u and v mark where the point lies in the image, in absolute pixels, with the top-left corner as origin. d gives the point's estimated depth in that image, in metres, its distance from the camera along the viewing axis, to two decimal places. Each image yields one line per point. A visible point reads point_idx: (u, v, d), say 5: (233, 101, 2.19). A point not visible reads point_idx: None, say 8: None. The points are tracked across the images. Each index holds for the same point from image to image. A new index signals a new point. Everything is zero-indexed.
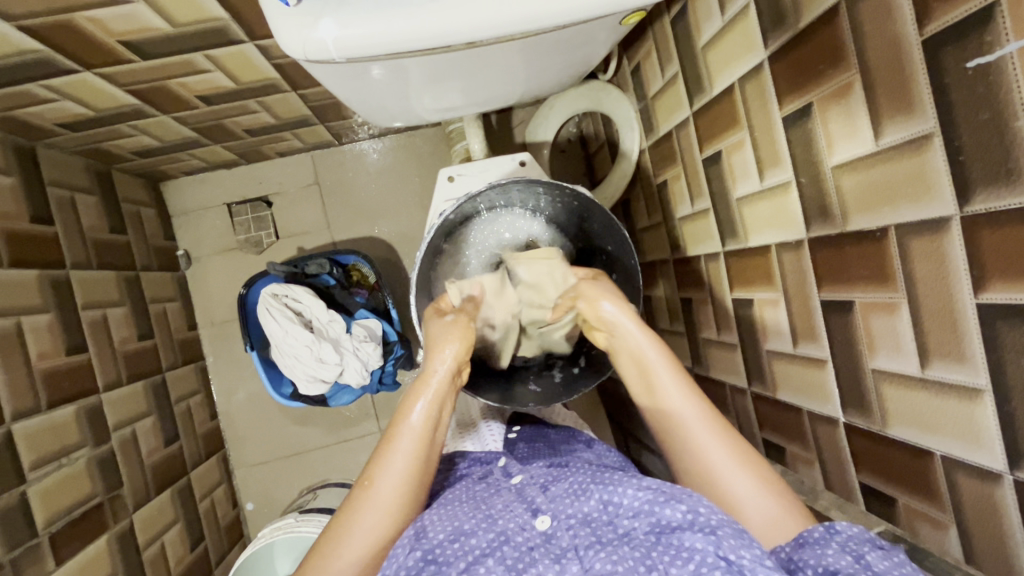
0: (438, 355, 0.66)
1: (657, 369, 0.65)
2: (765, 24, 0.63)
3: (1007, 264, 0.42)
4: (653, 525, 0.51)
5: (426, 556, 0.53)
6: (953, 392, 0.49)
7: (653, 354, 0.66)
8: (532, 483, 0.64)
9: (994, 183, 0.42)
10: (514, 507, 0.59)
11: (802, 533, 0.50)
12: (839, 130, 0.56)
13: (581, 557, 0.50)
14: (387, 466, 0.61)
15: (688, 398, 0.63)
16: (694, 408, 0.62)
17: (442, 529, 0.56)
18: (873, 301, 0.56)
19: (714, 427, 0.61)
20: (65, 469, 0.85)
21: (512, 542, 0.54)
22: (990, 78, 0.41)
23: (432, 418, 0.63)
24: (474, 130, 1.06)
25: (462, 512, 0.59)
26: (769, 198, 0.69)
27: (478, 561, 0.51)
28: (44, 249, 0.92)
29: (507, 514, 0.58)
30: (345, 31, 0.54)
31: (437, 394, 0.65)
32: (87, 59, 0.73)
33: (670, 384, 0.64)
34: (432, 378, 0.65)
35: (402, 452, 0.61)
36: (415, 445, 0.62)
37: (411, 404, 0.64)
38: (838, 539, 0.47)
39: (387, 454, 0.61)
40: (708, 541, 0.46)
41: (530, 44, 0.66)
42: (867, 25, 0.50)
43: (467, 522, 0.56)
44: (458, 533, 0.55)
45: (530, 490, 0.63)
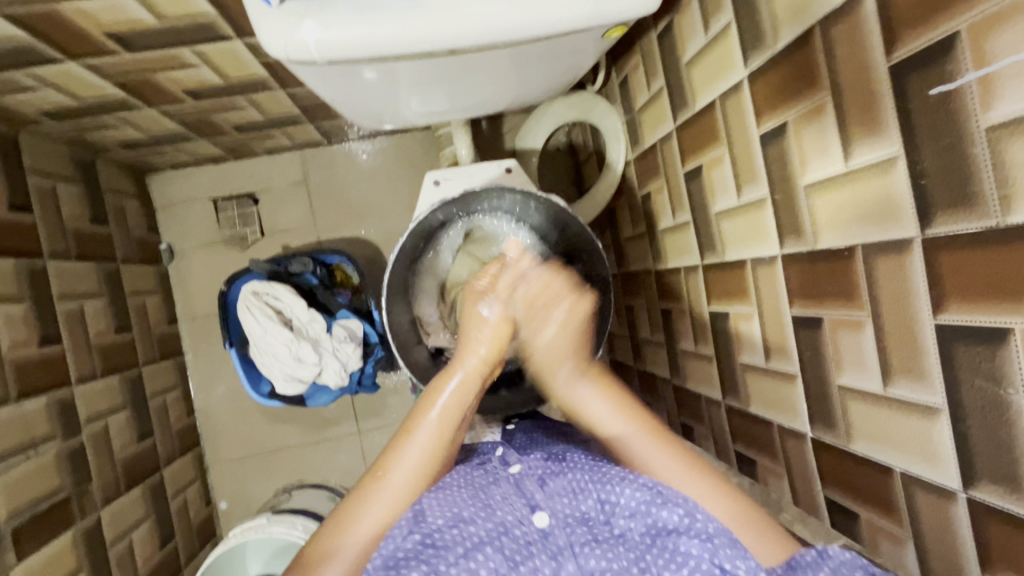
0: (471, 350, 0.67)
1: (596, 403, 0.67)
2: (746, 43, 0.65)
3: (964, 287, 0.43)
4: (648, 528, 0.53)
5: (425, 540, 0.53)
6: (912, 410, 0.50)
7: (584, 387, 0.68)
8: (531, 474, 0.61)
9: (954, 207, 0.43)
10: (513, 499, 0.58)
11: (794, 557, 0.50)
12: (812, 150, 0.57)
13: (576, 555, 0.52)
14: (403, 457, 0.60)
15: (627, 423, 0.64)
16: (637, 428, 0.63)
17: (441, 514, 0.55)
18: (840, 318, 0.57)
19: (656, 442, 0.62)
20: (32, 461, 0.84)
21: (510, 534, 0.54)
22: (951, 105, 0.42)
23: (454, 416, 0.63)
24: (462, 135, 1.06)
25: (461, 499, 0.57)
26: (745, 214, 0.70)
27: (476, 549, 0.52)
28: (21, 238, 0.91)
29: (506, 506, 0.57)
30: (327, 33, 0.54)
31: (463, 392, 0.64)
32: (73, 49, 0.73)
33: (614, 411, 0.65)
34: (459, 375, 0.65)
35: (420, 444, 0.61)
36: (433, 440, 0.61)
37: (435, 399, 0.63)
38: (830, 565, 0.47)
39: (405, 445, 0.60)
40: (704, 548, 0.50)
41: (519, 52, 0.67)
42: (839, 48, 0.51)
43: (467, 509, 0.56)
44: (456, 519, 0.55)
45: (527, 482, 0.60)
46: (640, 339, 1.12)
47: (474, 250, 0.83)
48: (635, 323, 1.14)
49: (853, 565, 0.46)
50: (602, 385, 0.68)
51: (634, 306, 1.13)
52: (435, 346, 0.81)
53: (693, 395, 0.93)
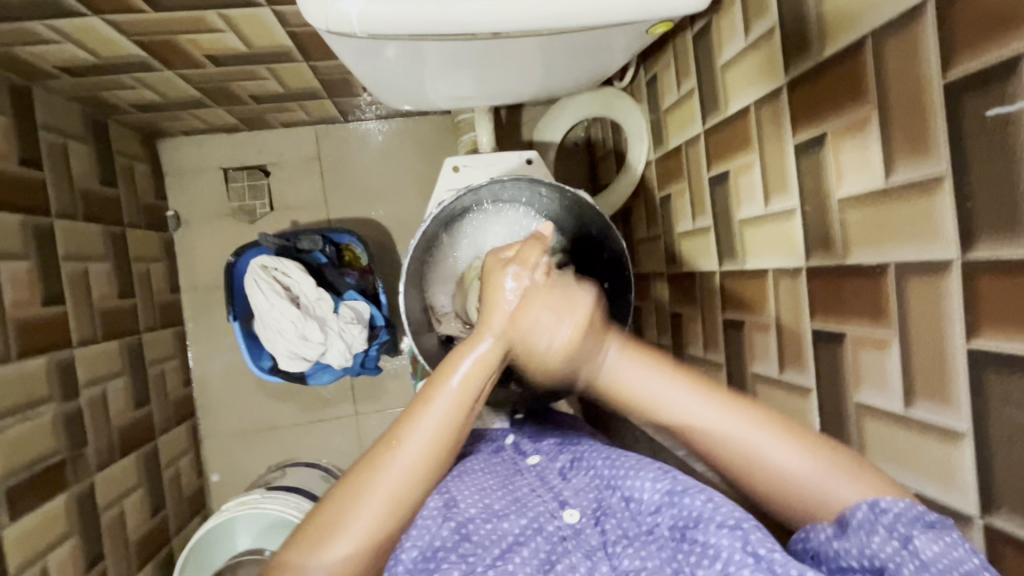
0: (493, 323, 0.57)
1: (663, 395, 0.56)
2: (788, 50, 0.63)
3: (1001, 314, 0.43)
4: (676, 519, 0.51)
5: (460, 529, 0.55)
6: (933, 433, 0.50)
7: (638, 373, 0.57)
8: (552, 468, 0.65)
9: (1000, 233, 0.42)
10: (541, 493, 0.60)
11: (846, 516, 0.48)
12: (850, 163, 0.56)
13: (609, 555, 0.52)
14: (419, 425, 0.54)
15: (742, 426, 0.53)
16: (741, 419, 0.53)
17: (473, 504, 0.58)
18: (864, 336, 0.56)
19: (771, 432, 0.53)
20: (30, 422, 0.83)
21: (544, 532, 0.54)
22: (1008, 128, 0.41)
23: (474, 387, 0.56)
24: (484, 122, 1.05)
25: (490, 489, 0.61)
26: (771, 223, 0.70)
27: (512, 550, 0.53)
28: (29, 193, 0.88)
29: (534, 500, 0.59)
30: (370, 6, 0.53)
31: (486, 361, 0.56)
32: (98, 4, 0.71)
33: (678, 393, 0.55)
34: (485, 342, 0.56)
35: (435, 415, 0.54)
36: (451, 410, 0.55)
37: (455, 366, 0.56)
38: (884, 520, 0.45)
39: (421, 414, 0.54)
40: (736, 536, 0.46)
41: (553, 42, 0.66)
42: (890, 61, 0.50)
43: (498, 503, 0.58)
44: (490, 512, 0.57)
45: (550, 476, 0.64)
46: (647, 341, 1.11)
47: (493, 239, 0.80)
48: (642, 325, 1.14)
49: (911, 516, 0.45)
50: (645, 359, 0.58)
51: (643, 308, 1.12)
52: (446, 334, 0.79)
53: None
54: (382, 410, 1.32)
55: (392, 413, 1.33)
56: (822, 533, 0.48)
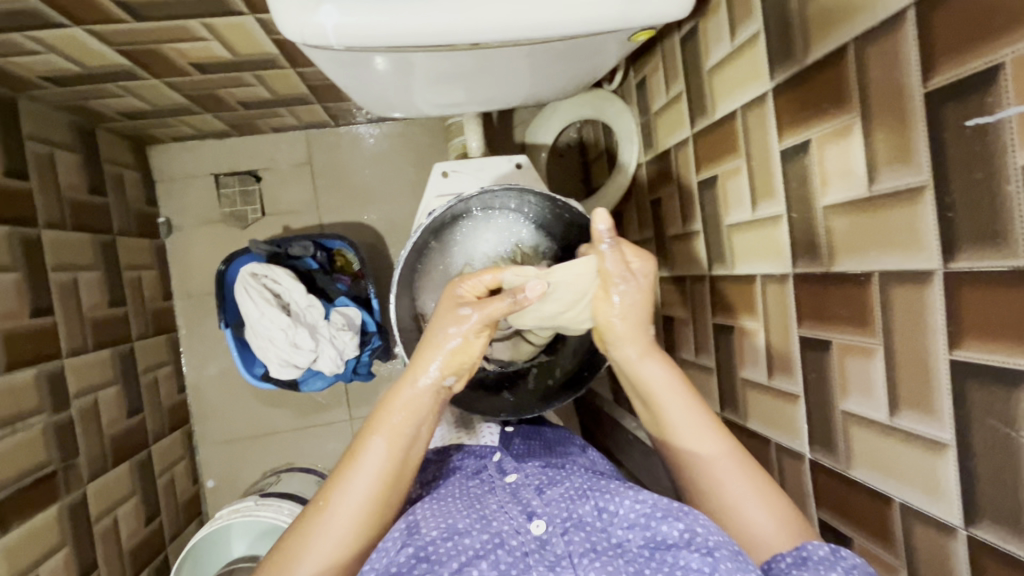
0: (419, 370, 0.61)
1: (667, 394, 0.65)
2: (773, 55, 0.63)
3: (983, 325, 0.42)
4: (648, 540, 0.54)
5: (419, 553, 0.53)
6: (918, 442, 0.49)
7: (652, 369, 0.66)
8: (527, 484, 0.64)
9: (981, 244, 0.42)
10: (509, 509, 0.60)
11: (805, 551, 0.53)
12: (834, 170, 0.56)
13: (574, 565, 0.53)
14: (355, 473, 0.58)
15: (714, 441, 0.62)
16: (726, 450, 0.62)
17: (435, 526, 0.56)
18: (850, 344, 0.56)
19: (741, 466, 0.61)
20: (19, 434, 0.83)
21: (506, 546, 0.54)
22: (988, 138, 0.41)
23: (403, 436, 0.59)
24: (473, 127, 1.04)
25: (455, 509, 0.59)
26: (759, 228, 0.69)
27: (472, 563, 0.52)
28: (16, 204, 0.88)
29: (502, 516, 0.58)
30: (347, 19, 0.52)
31: (413, 408, 0.60)
32: (79, 15, 0.71)
33: (673, 395, 0.65)
34: (411, 392, 0.60)
35: (363, 472, 0.58)
36: (379, 463, 0.58)
37: (381, 421, 0.60)
38: (842, 564, 0.50)
39: (349, 473, 0.58)
40: (704, 561, 0.49)
41: (536, 51, 0.65)
42: (872, 69, 0.50)
43: (461, 522, 0.57)
44: (451, 531, 0.55)
45: (524, 492, 0.63)
46: None
47: (484, 246, 0.80)
48: None
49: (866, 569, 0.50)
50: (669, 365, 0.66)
51: None
52: None
53: None
54: None
55: None
56: (784, 562, 0.54)
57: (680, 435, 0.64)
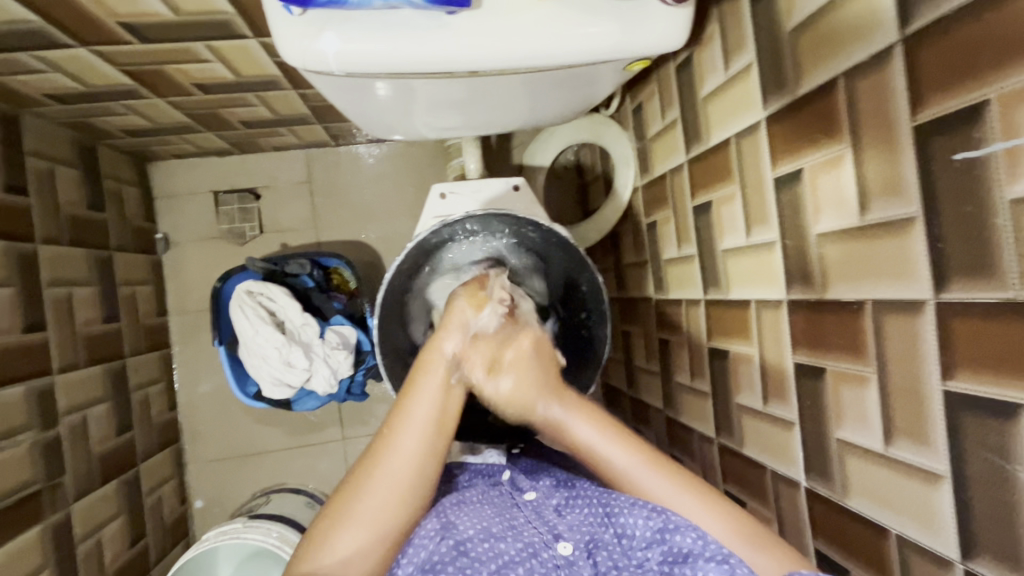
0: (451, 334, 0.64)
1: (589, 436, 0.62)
2: (765, 86, 0.64)
3: (975, 356, 0.43)
4: (666, 555, 0.54)
5: (457, 546, 0.56)
6: (914, 473, 0.49)
7: (561, 407, 0.63)
8: (547, 503, 0.64)
9: (971, 275, 0.42)
10: (537, 524, 0.60)
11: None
12: (826, 200, 0.56)
13: None
14: (398, 444, 0.57)
15: (624, 451, 0.60)
16: (640, 458, 0.60)
17: (471, 525, 0.59)
18: (844, 372, 0.56)
19: (670, 478, 0.58)
20: (6, 452, 0.81)
21: (539, 557, 0.56)
22: (976, 172, 0.41)
23: (449, 396, 0.61)
24: (472, 149, 1.05)
25: (487, 514, 0.61)
26: (752, 254, 0.70)
27: (507, 568, 0.55)
28: (14, 220, 0.88)
29: (531, 528, 0.59)
30: (348, 46, 0.53)
31: (450, 384, 0.61)
32: (85, 36, 0.72)
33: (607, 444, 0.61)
34: (445, 363, 0.62)
35: (411, 432, 0.58)
36: (424, 424, 0.58)
37: (427, 377, 0.61)
38: None
39: (399, 432, 0.58)
40: (723, 569, 0.50)
41: (533, 79, 0.67)
42: (862, 102, 0.51)
43: (495, 526, 0.59)
44: (487, 533, 0.58)
45: (546, 510, 0.63)
46: (635, 367, 1.10)
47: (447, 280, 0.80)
48: (631, 350, 1.13)
49: None
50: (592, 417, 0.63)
51: (632, 332, 1.12)
52: None
53: (685, 429, 0.92)
54: (370, 435, 1.31)
55: None
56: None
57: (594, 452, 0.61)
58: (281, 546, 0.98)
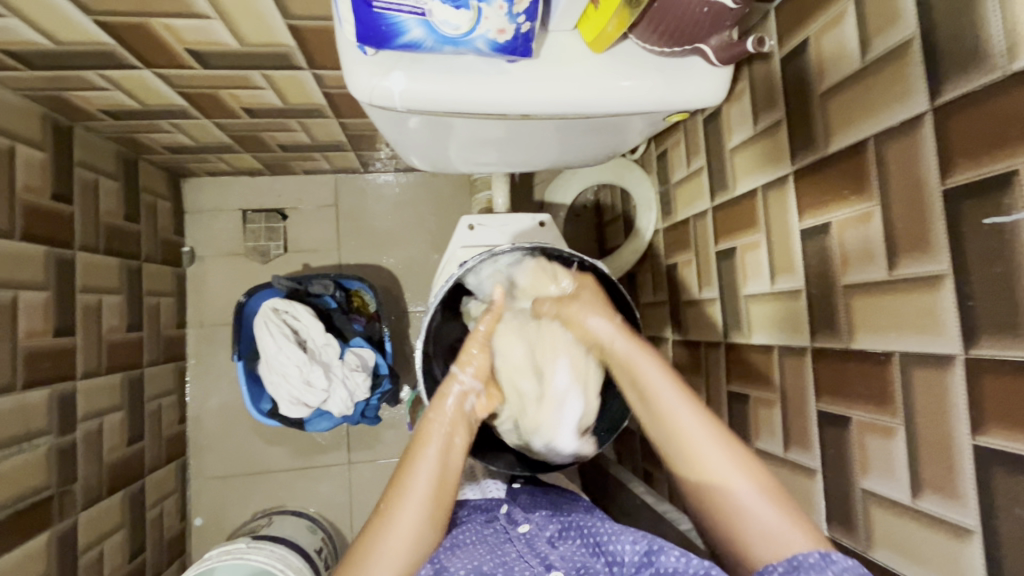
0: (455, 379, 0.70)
1: (705, 448, 0.61)
2: (795, 142, 0.67)
3: (1005, 414, 0.44)
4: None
5: None
6: (942, 527, 0.50)
7: (688, 419, 0.63)
8: (541, 535, 0.67)
9: (1001, 333, 0.44)
10: (529, 559, 0.62)
11: (796, 559, 0.49)
12: (855, 253, 0.59)
13: None
14: (411, 486, 0.62)
15: (742, 475, 0.59)
16: (757, 486, 0.58)
17: (462, 565, 0.59)
18: (870, 422, 0.57)
19: (773, 498, 0.57)
20: (24, 454, 0.82)
21: None
22: (1006, 237, 0.44)
23: (449, 441, 0.65)
24: (501, 184, 1.09)
25: (479, 554, 0.62)
26: (776, 300, 0.72)
27: None
28: (58, 227, 0.91)
29: (522, 564, 0.61)
30: (413, 85, 0.56)
31: (445, 427, 0.66)
32: (152, 60, 0.76)
33: (718, 454, 0.61)
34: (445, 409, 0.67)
35: (423, 471, 0.62)
36: (435, 465, 0.63)
37: (429, 428, 0.65)
38: (834, 568, 0.47)
39: (410, 471, 0.62)
40: None
41: (571, 125, 0.70)
42: (892, 164, 0.54)
43: (485, 564, 0.60)
44: (476, 572, 0.59)
45: (538, 543, 0.66)
46: None
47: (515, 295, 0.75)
48: None
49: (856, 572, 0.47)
50: (714, 427, 0.62)
51: None
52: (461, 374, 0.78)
53: None
54: (377, 460, 1.30)
55: (386, 464, 1.30)
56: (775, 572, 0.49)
57: (702, 467, 0.61)
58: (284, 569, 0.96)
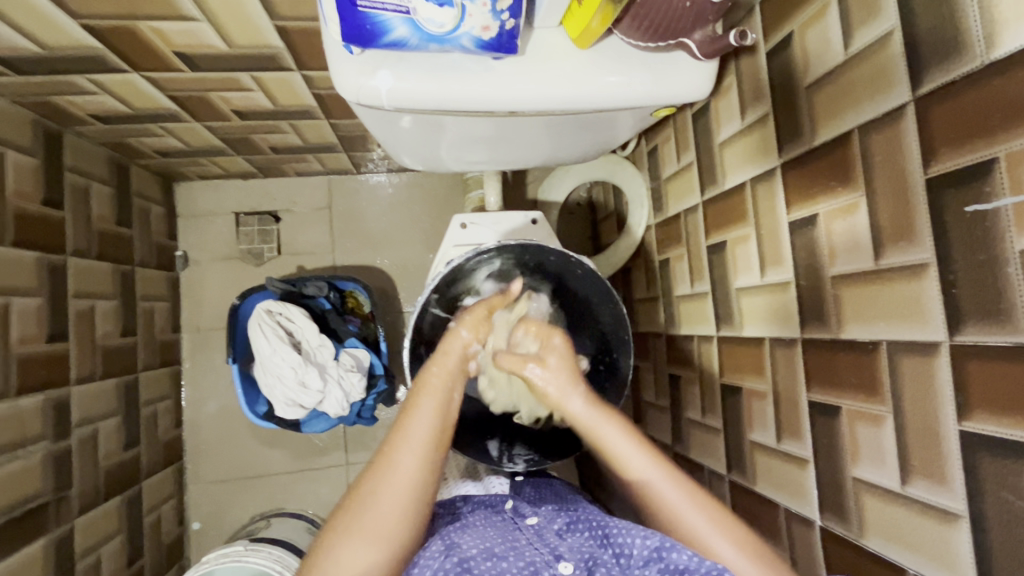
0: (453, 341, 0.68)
1: (619, 449, 0.63)
2: (782, 136, 0.68)
3: (990, 399, 0.44)
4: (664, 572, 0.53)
5: (462, 562, 0.55)
6: (931, 512, 0.50)
7: (609, 429, 0.64)
8: (550, 527, 0.64)
9: (986, 319, 0.45)
10: (538, 547, 0.60)
11: None
12: (841, 243, 0.59)
13: None
14: (407, 435, 0.60)
15: (647, 462, 0.62)
16: (661, 472, 0.61)
17: (475, 545, 0.58)
18: (860, 411, 0.57)
19: (680, 486, 0.60)
20: (19, 461, 0.82)
21: None
22: (987, 223, 0.44)
23: (444, 392, 0.64)
24: (493, 183, 1.09)
25: (490, 535, 0.61)
26: (767, 293, 0.72)
27: None
28: (49, 232, 0.91)
29: (531, 550, 0.59)
30: (400, 84, 0.56)
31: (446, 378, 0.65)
32: (140, 63, 0.76)
33: (634, 454, 0.62)
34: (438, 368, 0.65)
35: (420, 419, 0.61)
36: (431, 413, 0.62)
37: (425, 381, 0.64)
38: None
39: (405, 424, 0.61)
40: None
41: (560, 121, 0.71)
42: (877, 155, 0.54)
43: (497, 545, 0.59)
44: (489, 552, 0.58)
45: (547, 534, 0.63)
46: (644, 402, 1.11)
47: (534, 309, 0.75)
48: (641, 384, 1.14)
49: None
50: (623, 428, 0.64)
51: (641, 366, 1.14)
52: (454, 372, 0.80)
53: (695, 466, 0.92)
54: (374, 460, 1.30)
55: None
56: None
57: (623, 465, 0.63)
58: (283, 570, 0.96)
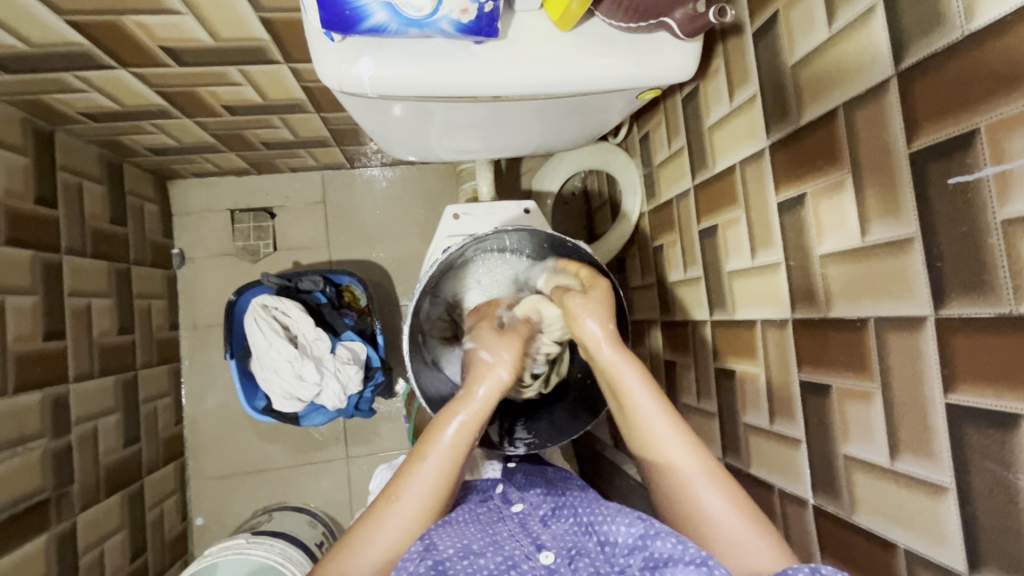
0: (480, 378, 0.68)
1: (664, 436, 0.63)
2: (769, 116, 0.68)
3: (975, 371, 0.45)
4: (647, 561, 0.54)
5: (436, 565, 0.53)
6: (919, 486, 0.50)
7: (647, 406, 0.65)
8: (534, 514, 0.67)
9: (970, 292, 0.45)
10: (520, 538, 0.62)
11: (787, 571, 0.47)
12: (829, 222, 0.59)
13: None
14: (415, 477, 0.62)
15: (687, 451, 0.62)
16: (700, 466, 0.61)
17: (451, 544, 0.56)
18: (849, 389, 0.58)
19: (714, 477, 0.60)
20: (18, 458, 0.82)
21: (519, 568, 0.55)
22: (970, 195, 0.44)
23: (464, 441, 0.64)
24: (485, 173, 1.09)
25: (469, 531, 0.60)
26: (758, 275, 0.72)
27: None
28: (43, 232, 0.92)
29: (513, 543, 0.60)
30: (382, 71, 0.56)
31: (470, 424, 0.65)
32: (126, 59, 0.76)
33: (676, 442, 0.63)
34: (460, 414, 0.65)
35: (432, 466, 0.62)
36: (444, 461, 0.62)
37: (446, 421, 0.65)
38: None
39: (417, 467, 0.62)
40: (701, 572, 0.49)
41: (549, 106, 0.71)
42: (862, 132, 0.54)
43: (475, 543, 0.58)
44: (466, 550, 0.56)
45: (531, 523, 0.65)
46: None
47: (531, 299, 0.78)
48: None
49: None
50: (670, 415, 0.64)
51: (638, 353, 1.14)
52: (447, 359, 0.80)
53: None
54: (374, 453, 1.31)
55: (384, 457, 1.31)
56: None
57: (662, 451, 0.63)
58: (284, 562, 0.97)
